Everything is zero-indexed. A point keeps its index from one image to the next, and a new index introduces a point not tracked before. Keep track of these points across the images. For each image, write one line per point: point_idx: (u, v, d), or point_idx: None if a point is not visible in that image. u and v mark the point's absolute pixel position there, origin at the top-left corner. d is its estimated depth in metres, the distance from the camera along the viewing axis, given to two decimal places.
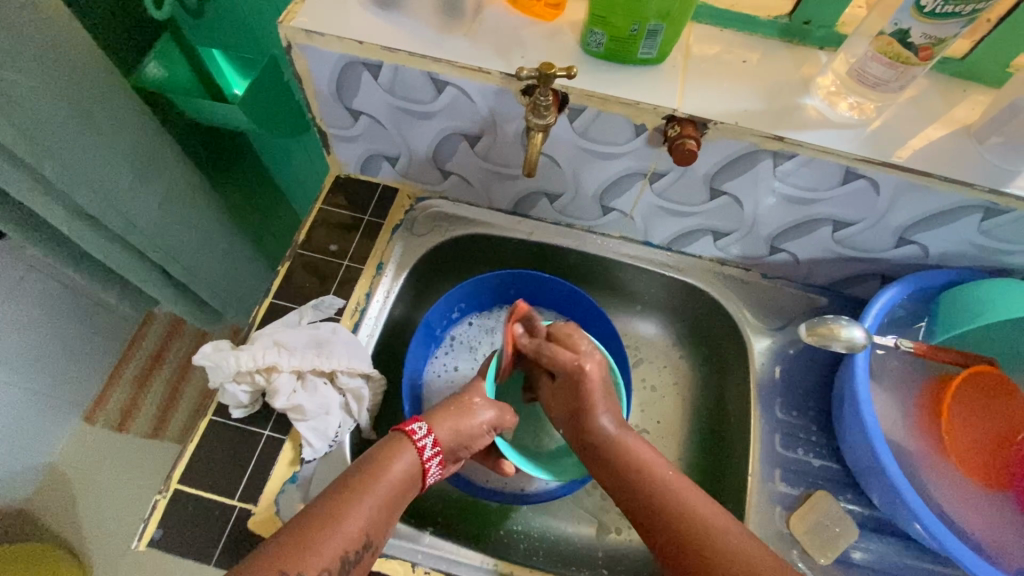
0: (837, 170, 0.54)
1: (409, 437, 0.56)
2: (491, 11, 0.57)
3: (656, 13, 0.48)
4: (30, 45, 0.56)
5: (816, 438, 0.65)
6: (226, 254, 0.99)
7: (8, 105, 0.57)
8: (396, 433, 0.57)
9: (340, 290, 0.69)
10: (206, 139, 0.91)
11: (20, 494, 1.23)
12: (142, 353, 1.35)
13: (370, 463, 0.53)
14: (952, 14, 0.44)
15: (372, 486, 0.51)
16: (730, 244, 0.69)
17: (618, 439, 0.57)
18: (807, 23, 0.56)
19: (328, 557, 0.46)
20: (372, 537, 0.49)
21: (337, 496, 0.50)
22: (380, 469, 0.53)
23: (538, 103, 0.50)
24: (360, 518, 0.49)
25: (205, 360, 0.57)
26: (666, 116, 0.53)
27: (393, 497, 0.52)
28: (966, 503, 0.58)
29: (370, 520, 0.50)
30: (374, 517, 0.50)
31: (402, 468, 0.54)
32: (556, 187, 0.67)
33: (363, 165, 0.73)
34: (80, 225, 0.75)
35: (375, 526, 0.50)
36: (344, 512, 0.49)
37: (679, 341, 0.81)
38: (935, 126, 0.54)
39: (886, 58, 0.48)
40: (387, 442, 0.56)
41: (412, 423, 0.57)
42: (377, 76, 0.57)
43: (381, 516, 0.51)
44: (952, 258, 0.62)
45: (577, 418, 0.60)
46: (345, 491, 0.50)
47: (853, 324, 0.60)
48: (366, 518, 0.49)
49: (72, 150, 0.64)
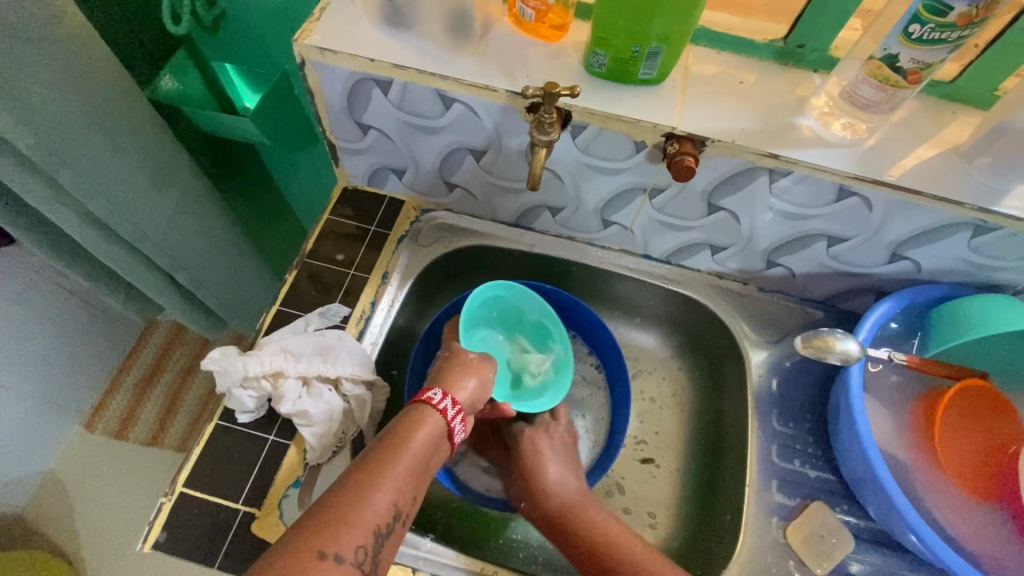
0: (831, 187, 0.56)
1: (429, 403, 0.58)
2: (498, 32, 0.59)
3: (657, 35, 0.50)
4: (52, 58, 0.58)
5: (812, 450, 0.66)
6: (233, 262, 1.00)
7: (29, 116, 0.58)
8: (416, 402, 0.58)
9: (346, 299, 0.70)
10: (216, 150, 0.93)
11: (17, 499, 1.23)
12: (143, 361, 1.35)
13: (393, 434, 0.54)
14: (938, 40, 0.46)
15: (400, 456, 0.52)
16: (727, 258, 0.71)
17: (579, 503, 0.62)
18: (801, 47, 0.58)
19: (361, 534, 0.46)
20: (400, 509, 0.51)
21: (365, 469, 0.51)
22: (406, 437, 0.54)
23: (542, 120, 0.52)
24: (389, 491, 0.50)
25: (213, 364, 0.59)
26: (665, 134, 0.55)
27: (418, 466, 0.53)
28: (961, 515, 0.59)
29: (399, 493, 0.51)
30: (403, 487, 0.51)
31: (426, 435, 0.55)
32: (558, 201, 0.69)
33: (370, 177, 0.75)
34: (91, 231, 0.76)
35: (403, 497, 0.51)
36: (374, 487, 0.49)
37: (677, 354, 0.82)
38: (926, 147, 0.56)
39: (877, 81, 0.51)
40: (411, 409, 0.58)
41: (429, 391, 0.59)
42: (387, 92, 0.59)
43: (407, 487, 0.52)
44: (942, 274, 0.63)
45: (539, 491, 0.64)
46: (373, 464, 0.51)
47: (847, 336, 0.62)
48: (395, 491, 0.50)
49: (88, 159, 0.66)
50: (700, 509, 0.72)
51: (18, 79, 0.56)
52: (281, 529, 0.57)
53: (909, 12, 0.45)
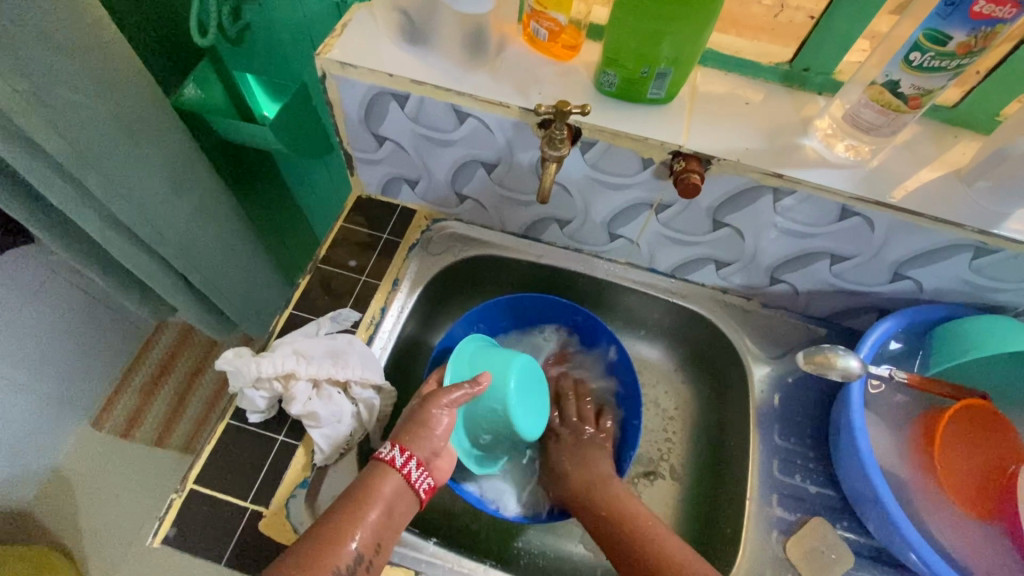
0: (834, 207, 0.57)
1: (384, 461, 0.57)
2: (513, 51, 0.61)
3: (666, 57, 0.52)
4: (87, 66, 0.61)
5: (813, 465, 0.67)
6: (247, 267, 1.03)
7: (61, 121, 0.61)
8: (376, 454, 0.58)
9: (356, 305, 0.72)
10: (234, 155, 0.95)
11: (23, 494, 1.24)
12: (151, 362, 1.38)
13: (360, 485, 0.55)
14: (938, 68, 0.47)
15: (365, 504, 0.53)
16: (731, 274, 0.72)
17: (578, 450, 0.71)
18: (806, 70, 0.60)
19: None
20: (365, 553, 0.52)
21: (335, 515, 0.53)
22: (373, 485, 0.55)
23: (553, 136, 0.54)
24: (352, 538, 0.51)
25: (227, 365, 0.60)
26: (672, 151, 0.57)
27: (384, 516, 0.54)
28: (961, 535, 0.59)
29: (363, 537, 0.52)
30: (369, 533, 0.52)
31: (390, 487, 0.55)
32: (567, 213, 0.71)
33: (384, 187, 0.78)
34: (113, 234, 0.78)
35: (370, 542, 0.52)
36: (339, 532, 0.51)
37: (681, 367, 0.83)
38: (927, 170, 0.57)
39: (878, 106, 0.52)
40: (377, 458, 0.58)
41: (381, 447, 0.59)
42: (403, 106, 0.61)
43: (374, 531, 0.53)
44: (944, 294, 0.64)
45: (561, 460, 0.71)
46: (340, 511, 0.53)
47: (849, 353, 0.62)
48: (359, 535, 0.52)
49: (113, 163, 0.69)
50: (698, 523, 0.72)
51: (53, 86, 0.59)
52: (289, 529, 0.58)
53: (910, 40, 0.47)
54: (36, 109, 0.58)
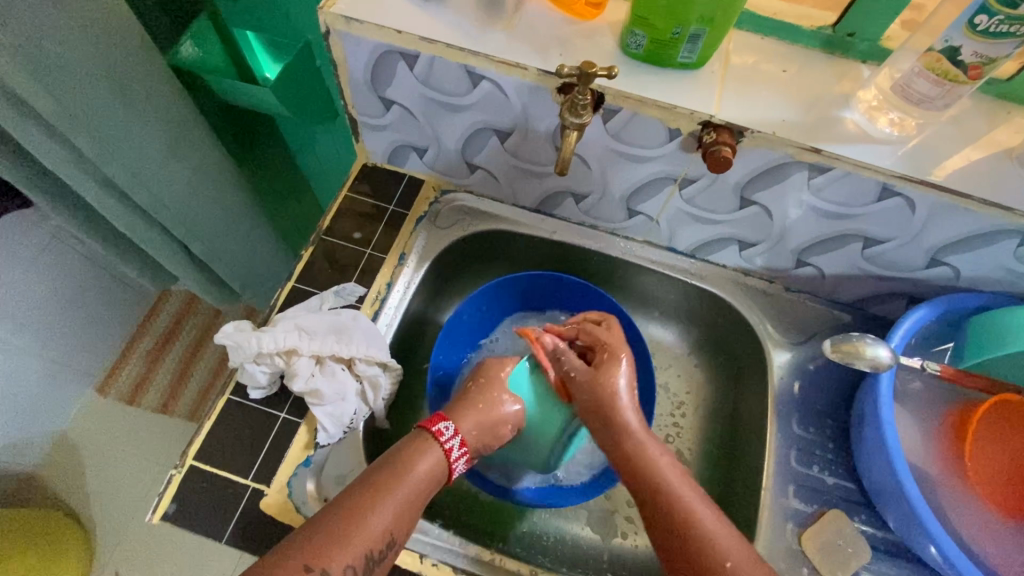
0: (874, 186, 0.53)
1: (437, 437, 0.55)
2: (532, 8, 0.56)
3: (700, 16, 0.47)
4: (78, 17, 0.57)
5: (832, 456, 0.64)
6: (249, 234, 0.99)
7: (49, 77, 0.57)
8: (423, 430, 0.56)
9: (361, 279, 0.69)
10: (235, 119, 0.91)
11: (29, 458, 1.24)
12: (158, 327, 1.34)
13: (393, 462, 0.52)
14: (1007, 33, 0.43)
15: (398, 485, 0.51)
16: (755, 255, 0.69)
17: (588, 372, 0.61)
18: (850, 35, 0.55)
19: (350, 554, 0.46)
20: (395, 536, 0.49)
21: (366, 490, 0.50)
22: (408, 466, 0.52)
23: (575, 101, 0.50)
24: (384, 517, 0.49)
25: (227, 339, 0.58)
26: (702, 121, 0.53)
27: (414, 498, 0.52)
28: (985, 534, 0.57)
29: (394, 518, 0.50)
30: (400, 515, 0.50)
31: (428, 466, 0.53)
32: (584, 187, 0.67)
33: (390, 155, 0.74)
34: (109, 198, 0.75)
35: (399, 525, 0.50)
36: (370, 511, 0.49)
37: (696, 350, 0.80)
38: (975, 148, 0.53)
39: (933, 75, 0.48)
40: (415, 438, 0.55)
41: (440, 422, 0.57)
42: (413, 66, 0.57)
43: (405, 514, 0.50)
44: (983, 282, 0.61)
45: (597, 415, 0.59)
46: (372, 489, 0.50)
47: (879, 342, 0.59)
48: (390, 517, 0.49)
49: (107, 124, 0.65)
50: None
51: (39, 39, 0.55)
52: (291, 508, 0.57)
53: (976, 2, 0.42)
54: (21, 62, 0.54)
